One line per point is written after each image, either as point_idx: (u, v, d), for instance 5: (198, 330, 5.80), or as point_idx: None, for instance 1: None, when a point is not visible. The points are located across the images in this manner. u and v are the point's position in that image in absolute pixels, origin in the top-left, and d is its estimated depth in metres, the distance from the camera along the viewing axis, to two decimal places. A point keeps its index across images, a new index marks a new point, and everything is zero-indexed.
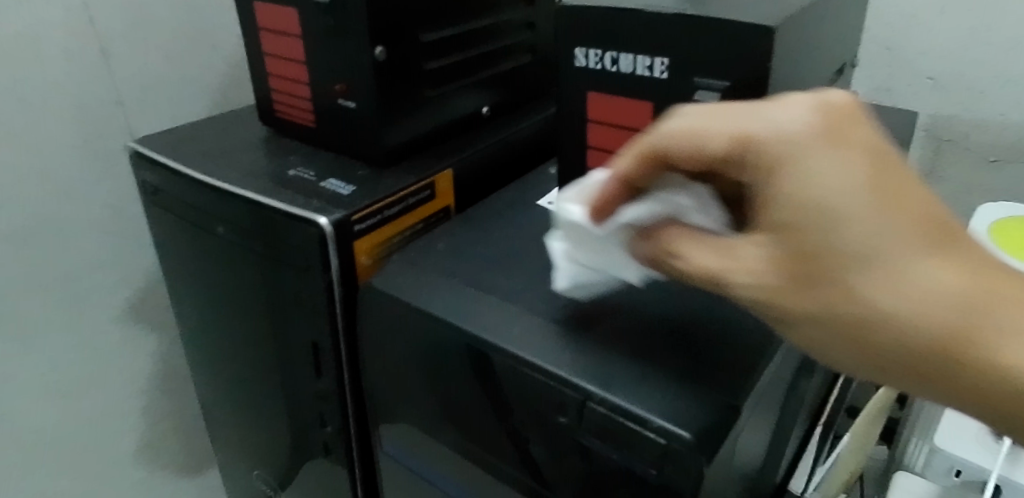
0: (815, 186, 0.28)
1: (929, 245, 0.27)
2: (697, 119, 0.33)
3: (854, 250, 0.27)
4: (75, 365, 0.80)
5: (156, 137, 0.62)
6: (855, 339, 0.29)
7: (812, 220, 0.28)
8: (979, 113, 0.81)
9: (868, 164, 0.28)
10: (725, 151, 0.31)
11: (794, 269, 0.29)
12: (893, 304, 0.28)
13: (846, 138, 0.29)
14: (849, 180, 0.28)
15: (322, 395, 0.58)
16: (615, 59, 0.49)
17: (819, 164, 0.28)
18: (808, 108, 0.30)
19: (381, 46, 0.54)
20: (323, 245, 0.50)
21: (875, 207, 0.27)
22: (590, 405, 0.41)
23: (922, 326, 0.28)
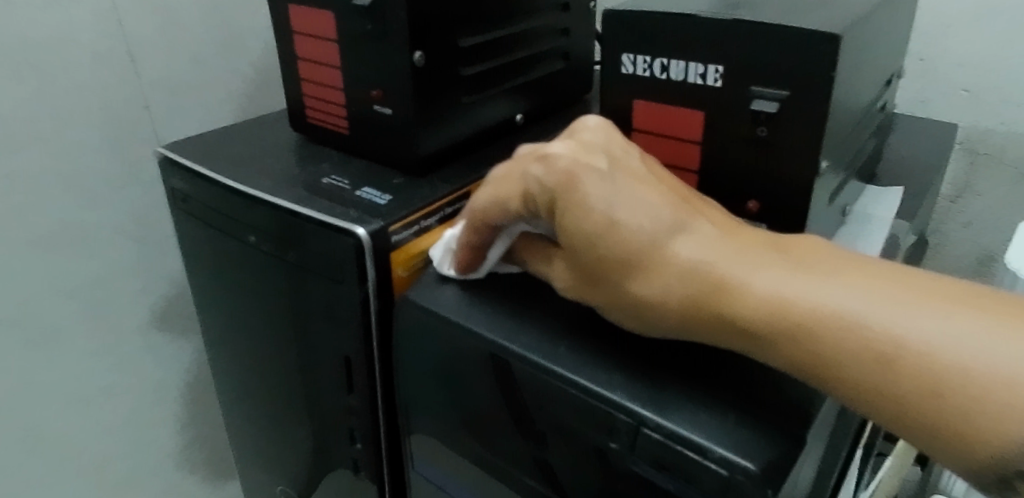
0: (575, 210, 0.37)
1: (655, 228, 0.35)
2: (494, 187, 0.43)
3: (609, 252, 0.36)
4: (97, 374, 0.78)
5: (186, 143, 0.61)
6: (643, 315, 0.36)
7: (580, 239, 0.37)
8: (1018, 127, 0.78)
9: (603, 182, 0.37)
10: (520, 201, 0.41)
11: (585, 273, 0.38)
12: (640, 280, 0.36)
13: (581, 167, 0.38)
14: (586, 195, 0.37)
15: (352, 411, 0.56)
16: (666, 66, 0.48)
17: (575, 192, 0.37)
18: (562, 154, 0.39)
19: (420, 51, 0.52)
20: (360, 256, 0.48)
21: (603, 211, 0.36)
22: (644, 431, 0.39)
23: (665, 291, 0.35)
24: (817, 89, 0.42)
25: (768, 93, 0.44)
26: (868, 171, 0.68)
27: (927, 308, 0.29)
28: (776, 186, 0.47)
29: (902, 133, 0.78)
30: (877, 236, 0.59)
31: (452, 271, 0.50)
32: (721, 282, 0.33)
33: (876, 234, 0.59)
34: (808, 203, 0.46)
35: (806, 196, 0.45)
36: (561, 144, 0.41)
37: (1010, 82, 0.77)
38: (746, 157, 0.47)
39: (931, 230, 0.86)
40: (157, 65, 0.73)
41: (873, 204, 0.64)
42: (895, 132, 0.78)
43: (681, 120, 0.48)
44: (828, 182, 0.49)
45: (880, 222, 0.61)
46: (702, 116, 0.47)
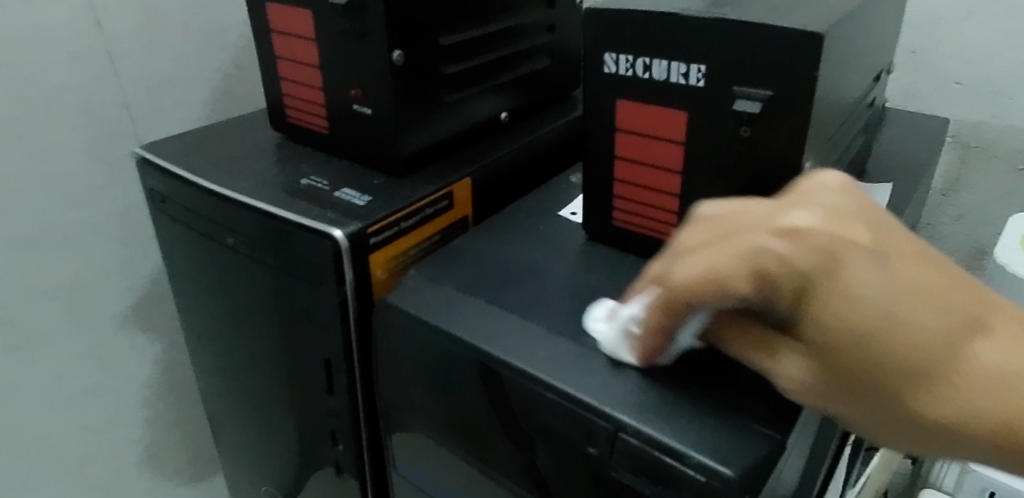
0: (840, 304, 0.27)
1: (953, 330, 0.26)
2: (688, 260, 0.32)
3: (892, 360, 0.26)
4: (80, 374, 0.78)
5: (163, 143, 0.60)
6: (916, 436, 0.28)
7: (846, 344, 0.27)
8: (1009, 120, 0.78)
9: (878, 266, 0.27)
10: (747, 284, 0.29)
11: (844, 382, 0.28)
12: (925, 400, 0.27)
13: (842, 244, 0.28)
14: (860, 282, 0.27)
15: (334, 413, 0.56)
16: (647, 66, 0.47)
17: (840, 282, 0.27)
18: (803, 224, 0.29)
19: (399, 50, 0.51)
20: (338, 259, 0.48)
21: (889, 309, 0.26)
22: (623, 436, 0.38)
23: (969, 415, 0.26)
24: (799, 90, 0.41)
25: (750, 93, 0.43)
26: (856, 168, 0.68)
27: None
28: (758, 188, 0.46)
29: (892, 128, 0.78)
30: None
31: (631, 358, 0.41)
32: None
33: None
34: None
35: None
36: (788, 209, 0.30)
37: (1001, 75, 0.77)
38: (728, 157, 0.46)
39: (922, 224, 0.86)
40: (137, 63, 0.72)
41: None
42: (885, 127, 0.78)
43: (664, 120, 0.48)
44: (813, 182, 0.49)
45: None
46: (684, 116, 0.47)
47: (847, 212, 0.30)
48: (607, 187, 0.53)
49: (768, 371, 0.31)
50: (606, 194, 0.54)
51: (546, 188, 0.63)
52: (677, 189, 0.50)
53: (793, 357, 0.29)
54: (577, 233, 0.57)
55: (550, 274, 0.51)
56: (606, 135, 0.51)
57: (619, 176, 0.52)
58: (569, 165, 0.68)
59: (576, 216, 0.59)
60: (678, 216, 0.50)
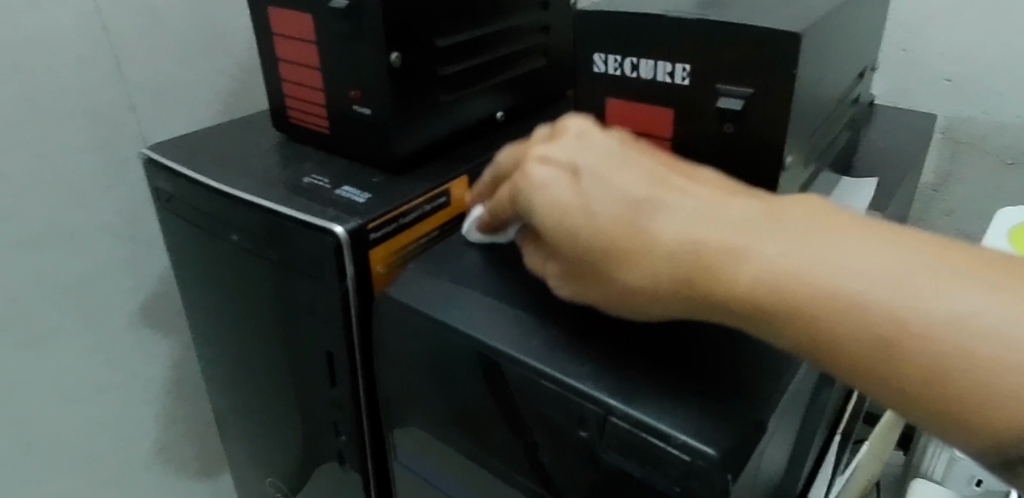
0: (550, 206, 0.39)
1: (641, 207, 0.36)
2: (578, 205, 0.38)
3: (628, 273, 0.36)
4: (88, 372, 0.80)
5: (169, 144, 0.62)
6: (653, 300, 0.36)
7: (557, 231, 0.38)
8: (996, 115, 0.80)
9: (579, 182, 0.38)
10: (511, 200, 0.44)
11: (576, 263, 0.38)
12: (635, 275, 0.35)
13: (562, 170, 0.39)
14: (567, 188, 0.38)
15: (336, 404, 0.58)
16: (635, 65, 0.49)
17: (630, 246, 0.35)
18: (726, 233, 0.33)
19: (396, 52, 0.53)
20: (339, 254, 0.50)
21: (587, 200, 0.37)
22: (612, 420, 0.40)
23: (666, 279, 0.34)
24: (779, 87, 0.43)
25: (733, 91, 0.45)
26: (843, 163, 0.70)
27: (1018, 298, 0.26)
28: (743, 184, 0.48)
29: (881, 125, 0.80)
30: None
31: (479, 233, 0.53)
32: (709, 260, 0.33)
33: None
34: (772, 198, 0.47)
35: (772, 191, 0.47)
36: (715, 203, 0.34)
37: (990, 72, 0.79)
38: (714, 154, 0.48)
39: (913, 218, 0.88)
40: (142, 66, 0.74)
41: (848, 195, 0.66)
42: (874, 124, 0.80)
43: (652, 118, 0.50)
44: (796, 175, 0.51)
45: None
46: (671, 113, 0.48)
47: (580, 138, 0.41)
48: None
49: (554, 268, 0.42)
50: None
51: None
52: None
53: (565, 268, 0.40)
54: None
55: None
56: None
57: None
58: None
59: None
60: None
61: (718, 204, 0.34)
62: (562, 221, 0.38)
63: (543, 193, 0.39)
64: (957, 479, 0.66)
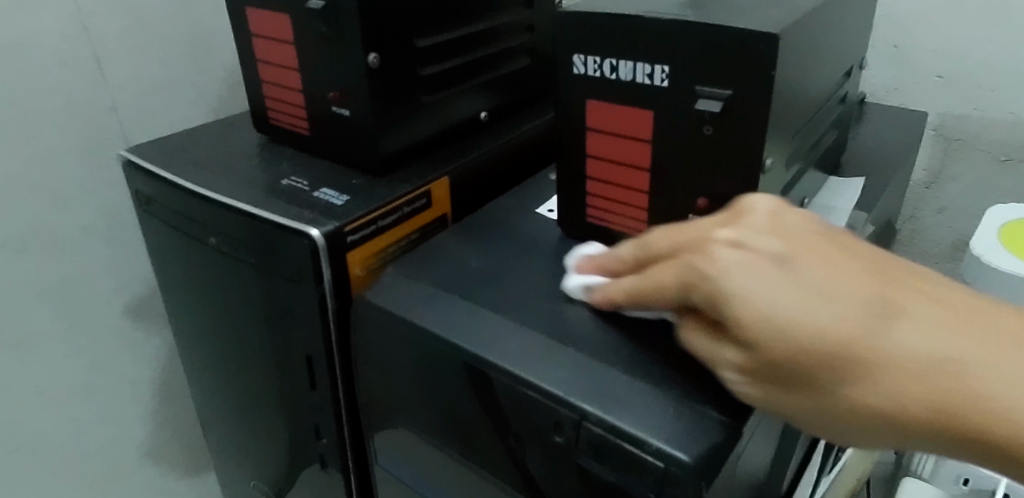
0: (744, 305, 0.31)
1: (880, 317, 0.29)
2: (799, 302, 0.30)
3: (852, 392, 0.30)
4: (72, 374, 0.79)
5: (149, 145, 0.61)
6: (870, 421, 0.31)
7: (760, 337, 0.31)
8: (989, 112, 0.79)
9: (787, 276, 0.31)
10: (677, 290, 0.36)
11: (777, 375, 0.32)
12: (862, 397, 0.30)
13: (762, 260, 0.32)
14: (772, 284, 0.31)
15: (317, 408, 0.57)
16: (614, 66, 0.48)
17: (864, 363, 0.29)
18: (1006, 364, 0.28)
19: (375, 52, 0.52)
20: (316, 257, 0.49)
21: (800, 301, 0.30)
22: (586, 425, 0.40)
23: (904, 407, 0.29)
24: (757, 89, 0.43)
25: (712, 93, 0.44)
26: (831, 163, 0.69)
27: None
28: (724, 186, 0.47)
29: (870, 123, 0.79)
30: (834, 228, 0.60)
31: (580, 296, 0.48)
32: (978, 394, 0.28)
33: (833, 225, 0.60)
34: (753, 200, 0.47)
35: (751, 194, 0.46)
36: (955, 318, 0.29)
37: (981, 68, 0.78)
38: (694, 156, 0.47)
39: (905, 217, 0.88)
40: (125, 67, 0.73)
41: (836, 195, 0.65)
42: (864, 122, 0.79)
43: (632, 119, 0.49)
44: (778, 175, 0.50)
45: (839, 213, 0.62)
46: (650, 115, 0.48)
47: (771, 224, 0.33)
48: (580, 186, 0.55)
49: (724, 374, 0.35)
50: (580, 192, 0.55)
51: (525, 185, 0.64)
52: (647, 186, 0.51)
53: (751, 372, 0.33)
54: (552, 229, 0.58)
55: (524, 270, 0.53)
56: (578, 134, 0.53)
57: (591, 174, 0.54)
58: (547, 162, 0.69)
59: (552, 213, 0.60)
60: (649, 211, 0.52)
61: (965, 320, 0.29)
62: (763, 321, 0.31)
63: (743, 281, 0.31)
64: (945, 478, 0.66)
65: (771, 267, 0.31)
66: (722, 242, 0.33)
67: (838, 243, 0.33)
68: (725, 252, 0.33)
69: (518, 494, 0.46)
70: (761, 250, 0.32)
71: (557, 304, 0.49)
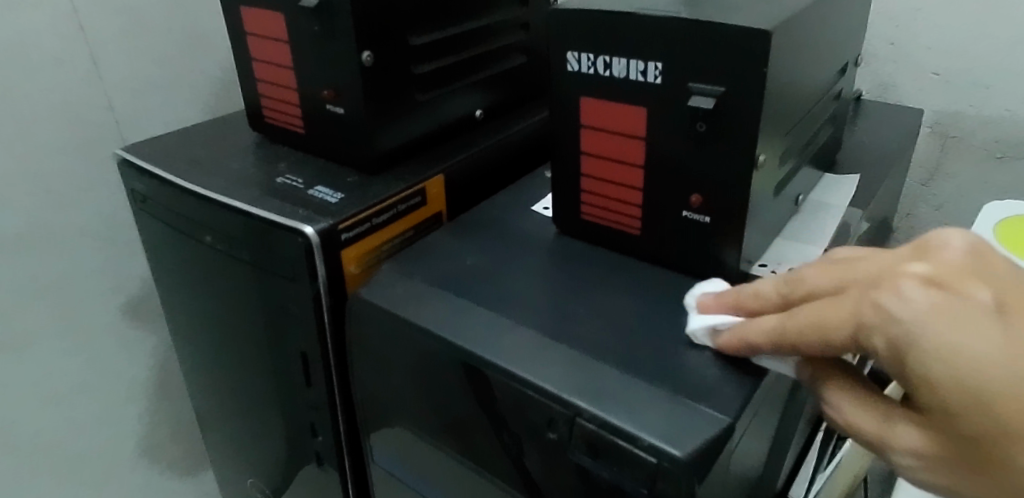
0: (944, 363, 0.26)
1: None
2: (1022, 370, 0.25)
3: None
4: (68, 373, 0.79)
5: (143, 144, 0.61)
6: None
7: (963, 407, 0.26)
8: (984, 109, 0.79)
9: (1004, 334, 0.26)
10: (845, 332, 0.31)
11: (968, 456, 0.27)
12: None
13: (972, 309, 0.26)
14: (984, 342, 0.26)
15: (313, 405, 0.57)
16: (608, 63, 0.48)
17: None
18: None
19: (369, 50, 0.52)
20: (310, 255, 0.49)
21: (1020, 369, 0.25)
22: (579, 421, 0.40)
23: None
24: (750, 85, 0.43)
25: (704, 89, 0.44)
26: (825, 159, 0.69)
27: None
28: (717, 183, 0.47)
29: (866, 120, 0.79)
30: (829, 225, 0.60)
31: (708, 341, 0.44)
32: None
33: (828, 223, 0.60)
34: (746, 197, 0.47)
35: (745, 190, 0.46)
36: None
37: (976, 65, 0.78)
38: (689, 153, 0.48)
39: (901, 214, 0.88)
40: (121, 66, 0.73)
41: (831, 192, 0.65)
42: (860, 119, 0.79)
43: (625, 116, 0.49)
44: (771, 172, 0.50)
45: (834, 210, 0.62)
46: (644, 112, 0.48)
47: (976, 267, 0.28)
48: (574, 183, 0.55)
49: (891, 443, 0.31)
50: (574, 190, 0.55)
51: (520, 183, 0.65)
52: (642, 183, 0.51)
53: (936, 452, 0.29)
54: (547, 227, 0.58)
55: (519, 268, 0.53)
56: (573, 132, 0.53)
57: (586, 172, 0.54)
58: (542, 160, 0.69)
59: (547, 211, 0.60)
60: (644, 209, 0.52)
61: None
62: (974, 391, 0.26)
63: (960, 332, 0.26)
64: None
65: (988, 322, 0.26)
66: (916, 279, 0.28)
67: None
68: (918, 293, 0.27)
69: (513, 491, 0.46)
70: (972, 297, 0.27)
71: (552, 301, 0.49)
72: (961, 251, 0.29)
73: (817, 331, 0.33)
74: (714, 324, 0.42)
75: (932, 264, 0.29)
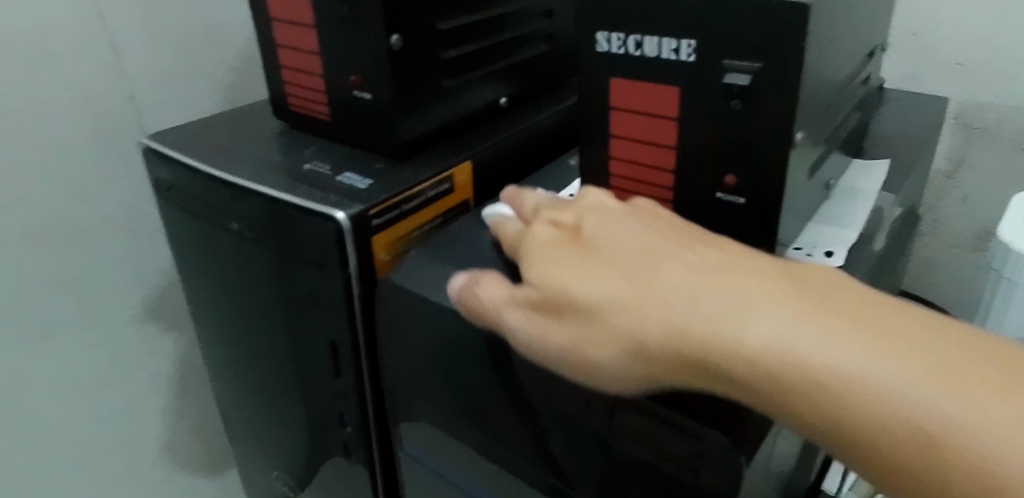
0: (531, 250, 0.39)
1: (641, 254, 0.34)
2: (572, 261, 0.35)
3: (596, 312, 0.33)
4: (92, 365, 0.79)
5: (168, 133, 0.61)
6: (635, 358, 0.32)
7: (533, 270, 0.37)
8: (1010, 99, 0.78)
9: (571, 230, 0.38)
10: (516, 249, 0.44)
11: (543, 309, 0.36)
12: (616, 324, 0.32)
13: (566, 224, 0.39)
14: (555, 238, 0.38)
15: (341, 395, 0.57)
16: (639, 43, 0.47)
17: (609, 290, 0.33)
18: (694, 278, 0.31)
19: (396, 34, 0.52)
20: (341, 240, 0.49)
21: (574, 246, 0.36)
22: (621, 407, 0.39)
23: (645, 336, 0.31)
24: (789, 62, 0.42)
25: (740, 66, 0.44)
26: (852, 146, 0.68)
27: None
28: (753, 164, 0.47)
29: (890, 108, 0.78)
30: (862, 210, 0.59)
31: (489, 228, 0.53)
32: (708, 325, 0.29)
33: (859, 210, 0.59)
34: (783, 177, 0.46)
35: (782, 171, 0.46)
36: (717, 263, 0.32)
37: (1001, 54, 0.77)
38: (724, 132, 0.47)
39: (925, 205, 0.86)
40: (141, 58, 0.74)
41: (859, 179, 0.64)
42: (884, 107, 0.78)
43: (659, 97, 0.48)
44: (804, 156, 0.50)
45: (865, 196, 0.61)
46: (677, 92, 0.47)
47: (589, 204, 0.41)
48: (604, 167, 0.54)
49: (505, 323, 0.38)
50: (604, 174, 0.54)
51: (546, 171, 0.64)
52: (674, 165, 0.50)
53: (529, 310, 0.37)
54: None
55: None
56: (602, 114, 0.52)
57: (616, 155, 0.53)
58: (566, 149, 0.69)
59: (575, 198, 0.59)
60: (677, 191, 0.51)
61: (735, 262, 0.32)
62: (541, 257, 0.37)
63: (545, 237, 0.39)
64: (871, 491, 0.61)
65: (563, 242, 0.38)
66: (544, 216, 0.42)
67: (640, 221, 0.38)
68: (541, 225, 0.41)
69: (543, 476, 0.46)
70: (570, 220, 0.40)
71: None
72: (590, 201, 0.42)
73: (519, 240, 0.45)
74: (498, 211, 0.52)
75: (567, 211, 0.41)
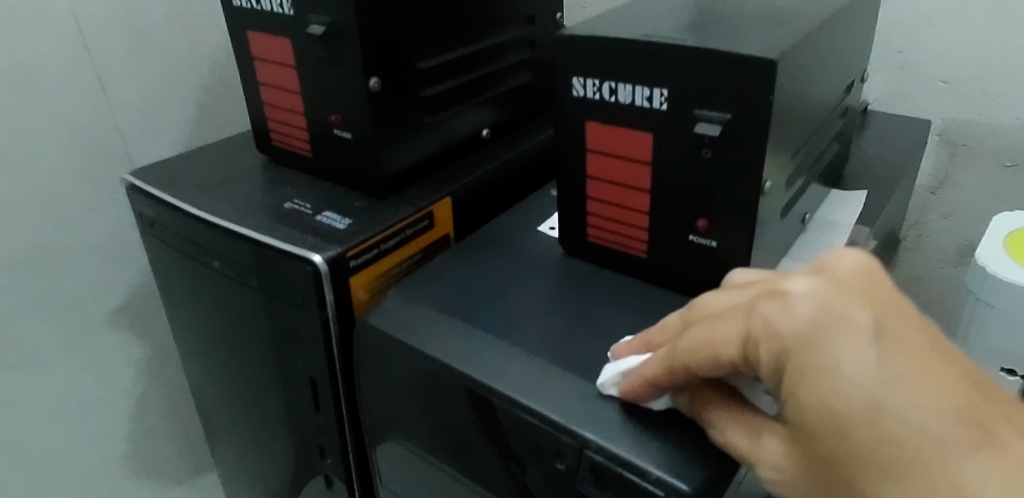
0: (783, 338, 0.28)
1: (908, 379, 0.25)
2: (883, 383, 0.25)
3: (821, 435, 0.27)
4: (79, 390, 0.80)
5: (152, 169, 0.61)
6: (830, 475, 0.27)
7: (790, 384, 0.27)
8: (994, 118, 0.77)
9: (845, 319, 0.27)
10: (723, 362, 0.32)
11: (801, 442, 0.28)
12: (826, 434, 0.26)
13: (841, 308, 0.27)
14: (826, 328, 0.27)
15: (322, 429, 0.58)
16: (613, 89, 0.48)
17: (836, 403, 0.26)
18: (947, 438, 0.24)
19: (376, 77, 0.53)
20: (318, 282, 0.49)
21: (855, 348, 0.26)
22: (587, 452, 0.40)
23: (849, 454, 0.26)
24: (755, 115, 0.43)
25: (711, 116, 0.44)
26: (832, 176, 0.69)
27: None
28: (722, 208, 0.48)
29: (871, 133, 0.79)
30: (838, 244, 0.60)
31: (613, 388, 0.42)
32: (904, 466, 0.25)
33: (833, 243, 0.60)
34: (752, 223, 0.47)
35: (751, 217, 0.46)
36: (955, 398, 0.25)
37: (987, 71, 0.76)
38: (698, 178, 0.47)
39: (909, 222, 0.86)
40: (128, 88, 0.74)
41: (835, 211, 0.65)
42: (866, 134, 0.79)
43: (633, 142, 0.49)
44: (777, 197, 0.50)
45: (842, 229, 0.62)
46: (650, 137, 0.48)
47: (859, 285, 0.29)
48: (580, 205, 0.55)
49: (761, 460, 0.32)
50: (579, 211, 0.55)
51: (527, 202, 0.65)
52: (648, 207, 0.51)
53: (791, 453, 0.30)
54: (555, 247, 0.59)
55: (528, 292, 0.53)
56: (577, 155, 0.53)
57: (592, 194, 0.54)
58: (548, 178, 0.70)
59: (553, 231, 0.60)
60: (650, 232, 0.52)
61: (951, 385, 0.26)
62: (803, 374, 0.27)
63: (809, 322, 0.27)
64: None
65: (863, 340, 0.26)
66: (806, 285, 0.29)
67: (927, 330, 0.28)
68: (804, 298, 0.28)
69: None
70: (853, 308, 0.27)
71: (560, 328, 0.49)
72: (854, 278, 0.30)
73: (708, 348, 0.33)
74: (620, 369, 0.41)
75: (842, 288, 0.29)
